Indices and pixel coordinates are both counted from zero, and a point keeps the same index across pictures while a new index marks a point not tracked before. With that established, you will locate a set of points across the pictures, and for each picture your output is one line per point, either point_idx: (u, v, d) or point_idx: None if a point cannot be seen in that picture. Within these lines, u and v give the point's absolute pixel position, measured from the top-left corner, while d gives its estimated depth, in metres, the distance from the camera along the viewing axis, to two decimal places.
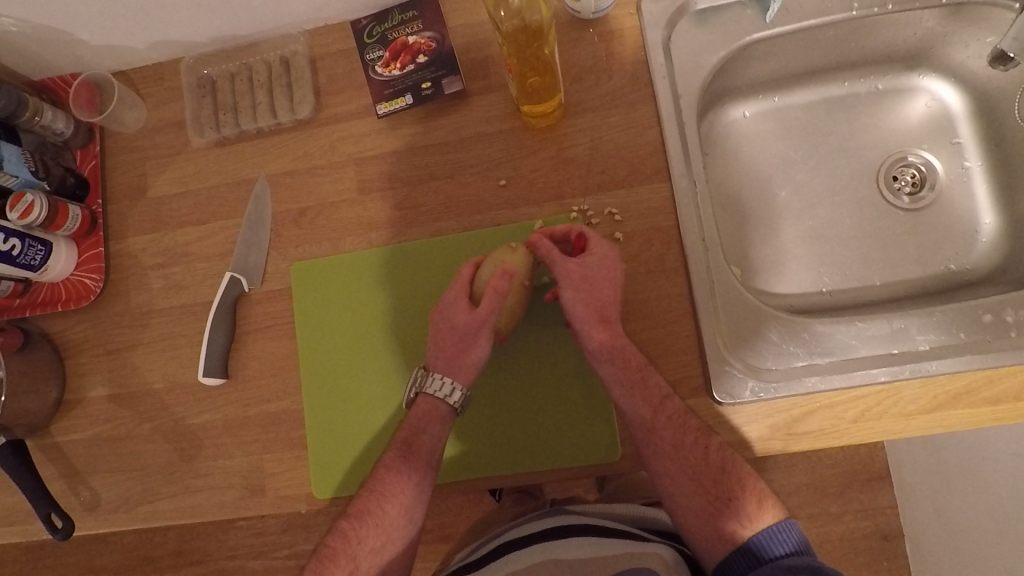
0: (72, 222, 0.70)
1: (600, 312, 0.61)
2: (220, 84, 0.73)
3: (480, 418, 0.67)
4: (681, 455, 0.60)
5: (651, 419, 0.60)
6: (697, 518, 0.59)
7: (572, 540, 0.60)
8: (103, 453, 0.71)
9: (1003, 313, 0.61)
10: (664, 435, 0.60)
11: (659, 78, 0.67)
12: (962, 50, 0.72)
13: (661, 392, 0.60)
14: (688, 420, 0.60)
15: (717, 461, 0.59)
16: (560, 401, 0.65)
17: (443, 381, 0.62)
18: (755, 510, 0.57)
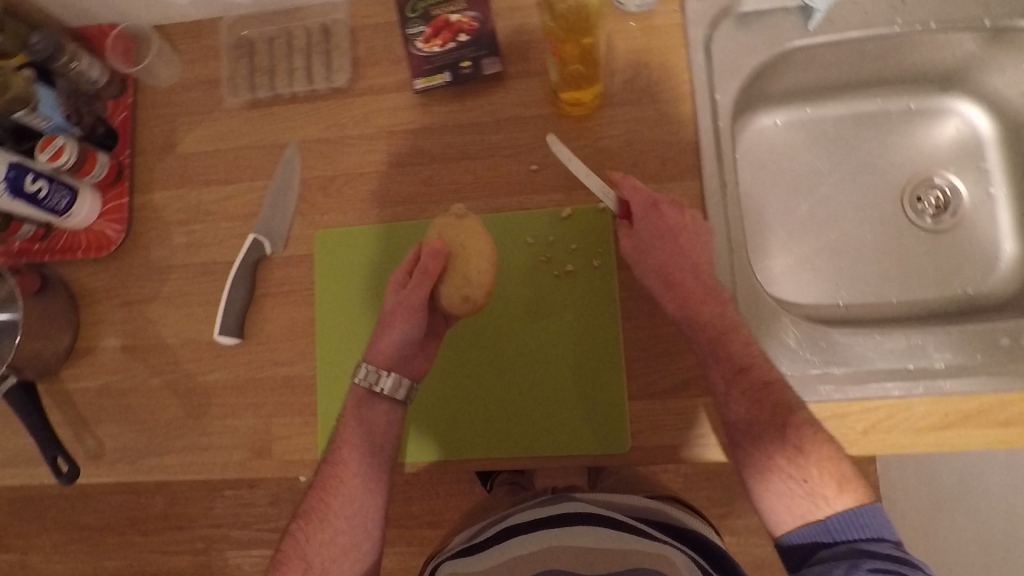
0: (100, 170, 0.71)
1: (664, 279, 0.61)
2: (258, 47, 0.72)
3: (487, 399, 0.68)
4: (755, 430, 0.56)
5: (721, 390, 0.58)
6: (772, 494, 0.55)
7: (575, 532, 0.60)
8: (111, 404, 0.71)
9: (1020, 338, 0.61)
10: (733, 404, 0.57)
11: (698, 77, 0.67)
12: (999, 76, 0.72)
13: (736, 363, 0.58)
14: (768, 395, 0.56)
15: (797, 441, 0.54)
16: (567, 391, 0.66)
17: (363, 369, 0.62)
18: (834, 492, 0.52)
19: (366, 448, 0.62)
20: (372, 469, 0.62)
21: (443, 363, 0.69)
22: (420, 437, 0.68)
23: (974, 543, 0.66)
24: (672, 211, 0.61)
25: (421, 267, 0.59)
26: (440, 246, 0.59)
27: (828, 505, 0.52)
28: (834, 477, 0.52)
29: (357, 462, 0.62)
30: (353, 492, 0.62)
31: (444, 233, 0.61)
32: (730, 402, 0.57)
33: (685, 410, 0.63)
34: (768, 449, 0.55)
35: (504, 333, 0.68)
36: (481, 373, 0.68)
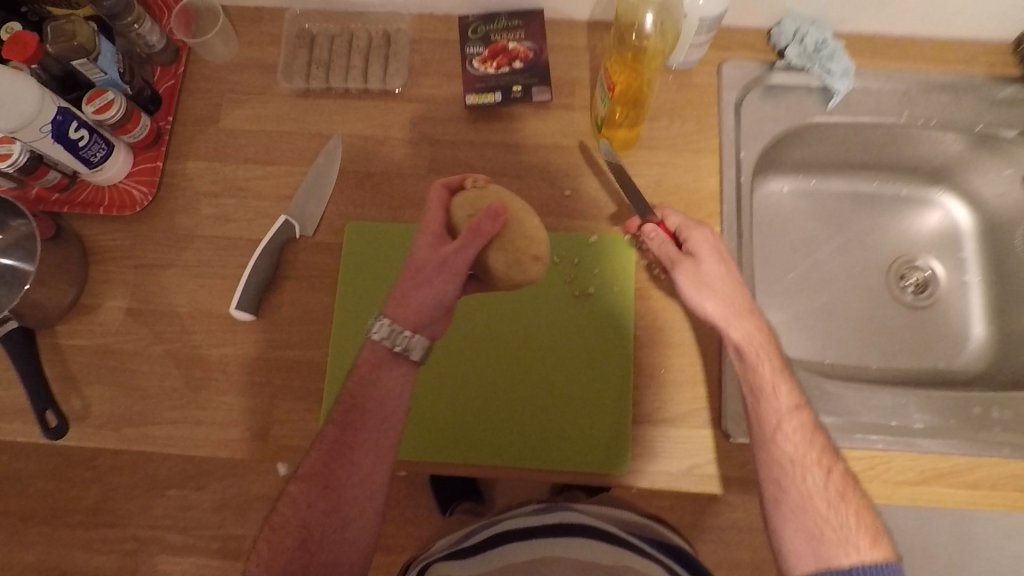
0: (140, 131, 0.70)
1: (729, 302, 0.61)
2: (319, 40, 0.75)
3: (490, 406, 0.69)
4: (801, 469, 0.57)
5: (777, 423, 0.58)
6: (801, 533, 0.55)
7: (574, 544, 0.62)
8: (105, 366, 0.68)
9: (990, 409, 0.67)
10: (786, 439, 0.58)
11: (726, 134, 0.73)
12: (981, 177, 0.81)
13: (791, 402, 0.59)
14: (817, 438, 0.58)
15: (838, 486, 0.56)
16: (572, 409, 0.68)
17: (383, 326, 0.57)
18: (867, 544, 0.53)
19: (379, 419, 0.58)
20: (382, 442, 0.58)
21: (452, 367, 0.70)
22: (418, 438, 0.68)
23: None
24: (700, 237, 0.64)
25: (475, 227, 0.54)
26: (501, 209, 0.55)
27: (858, 553, 0.53)
28: (868, 529, 0.54)
29: (368, 432, 0.57)
30: (361, 465, 0.57)
31: (470, 197, 0.59)
32: (785, 436, 0.57)
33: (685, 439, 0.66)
34: (810, 489, 0.56)
35: (517, 345, 0.70)
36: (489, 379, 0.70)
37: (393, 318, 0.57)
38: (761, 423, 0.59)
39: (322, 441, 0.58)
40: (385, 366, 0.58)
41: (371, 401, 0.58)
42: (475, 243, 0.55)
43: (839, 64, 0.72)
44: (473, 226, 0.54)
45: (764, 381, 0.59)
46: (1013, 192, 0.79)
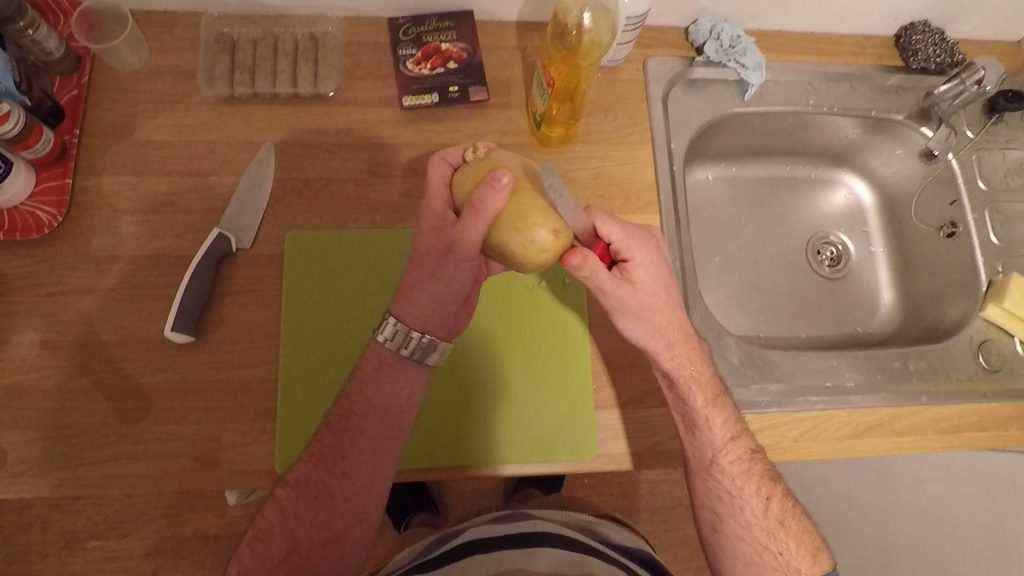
0: (43, 146, 0.64)
1: (663, 336, 0.61)
2: (241, 45, 0.72)
3: (455, 407, 0.68)
4: (741, 500, 0.63)
5: (713, 455, 0.63)
6: (740, 561, 0.62)
7: (539, 552, 0.59)
8: (21, 407, 0.62)
9: (908, 362, 0.74)
10: (723, 470, 0.63)
11: (657, 126, 0.76)
12: (877, 157, 0.90)
13: (728, 433, 0.64)
14: (754, 465, 0.63)
15: (778, 513, 0.62)
16: (533, 402, 0.69)
17: (390, 325, 0.58)
18: (807, 563, 0.61)
19: (379, 426, 0.59)
20: (376, 448, 0.59)
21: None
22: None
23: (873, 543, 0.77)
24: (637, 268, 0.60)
25: (479, 201, 0.53)
26: (508, 177, 0.53)
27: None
28: (807, 553, 0.61)
29: (365, 439, 0.58)
30: (349, 469, 0.58)
31: (472, 170, 0.59)
32: (721, 468, 0.63)
33: (645, 419, 0.68)
34: (751, 519, 0.62)
35: (476, 343, 0.70)
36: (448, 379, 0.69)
37: (401, 317, 0.59)
38: (697, 454, 0.64)
39: (318, 447, 0.58)
40: (387, 370, 0.60)
41: (370, 408, 0.59)
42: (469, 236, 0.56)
43: (752, 58, 0.78)
44: (476, 199, 0.54)
45: (698, 412, 0.63)
46: (904, 169, 0.87)
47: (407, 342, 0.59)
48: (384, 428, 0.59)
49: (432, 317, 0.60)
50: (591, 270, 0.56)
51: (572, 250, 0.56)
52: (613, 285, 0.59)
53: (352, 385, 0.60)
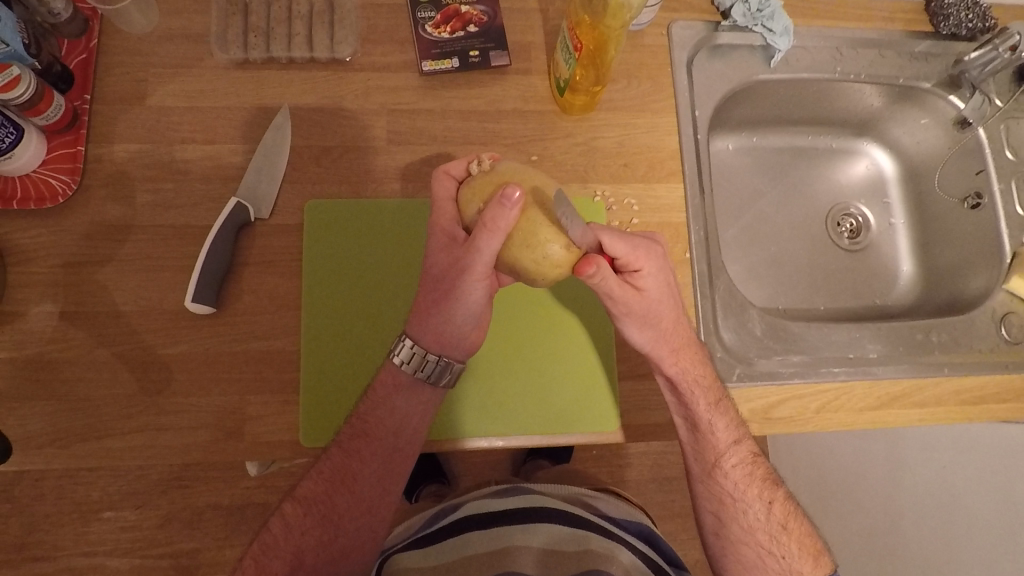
0: (55, 112, 0.63)
1: (668, 341, 0.61)
2: (255, 6, 0.69)
3: (479, 382, 0.67)
4: (743, 505, 0.64)
5: (716, 459, 0.64)
6: (741, 565, 0.63)
7: (536, 530, 0.62)
8: (40, 379, 0.61)
9: (930, 334, 0.74)
10: (725, 474, 0.64)
11: (682, 93, 0.75)
12: (901, 127, 0.88)
13: (731, 436, 0.64)
14: (756, 470, 0.65)
15: (779, 518, 0.63)
16: (552, 377, 0.68)
17: (403, 345, 0.59)
18: (808, 566, 0.62)
19: (386, 444, 0.61)
20: (384, 461, 0.61)
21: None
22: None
23: None
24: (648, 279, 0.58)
25: (490, 222, 0.50)
26: (519, 196, 0.48)
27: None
28: (810, 556, 0.62)
29: (372, 456, 0.60)
30: (356, 485, 0.60)
31: (477, 185, 0.56)
32: (724, 473, 0.64)
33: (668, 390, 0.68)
34: (753, 523, 0.63)
35: (498, 317, 0.69)
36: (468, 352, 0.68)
37: (416, 340, 0.59)
38: (701, 459, 0.65)
39: (327, 465, 0.59)
40: (400, 390, 0.61)
41: (379, 426, 0.60)
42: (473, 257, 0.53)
43: (779, 22, 0.76)
44: (486, 219, 0.50)
45: (701, 417, 0.63)
46: (929, 139, 0.86)
47: (422, 364, 0.59)
48: (393, 439, 0.61)
49: (447, 340, 0.59)
50: (602, 277, 0.55)
51: (585, 258, 0.54)
52: (619, 291, 0.57)
53: (360, 404, 0.61)
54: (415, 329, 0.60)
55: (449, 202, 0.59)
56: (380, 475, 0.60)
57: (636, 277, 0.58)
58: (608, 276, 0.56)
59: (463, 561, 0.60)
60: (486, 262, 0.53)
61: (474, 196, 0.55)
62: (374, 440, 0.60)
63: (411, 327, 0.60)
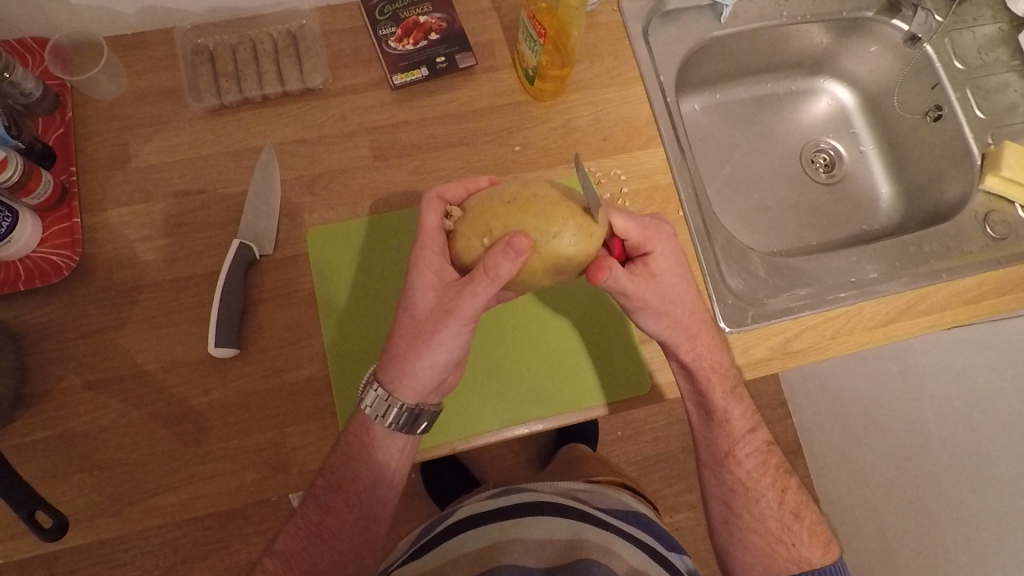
0: (45, 189, 0.63)
1: (683, 328, 0.61)
2: (220, 53, 0.71)
3: (515, 369, 0.70)
4: (757, 493, 0.65)
5: (730, 447, 0.65)
6: (752, 552, 0.64)
7: (530, 523, 0.62)
8: (78, 453, 0.61)
9: (921, 246, 0.77)
10: (738, 462, 0.65)
11: (644, 63, 0.77)
12: (853, 58, 0.92)
13: (745, 425, 0.66)
14: (769, 459, 0.66)
15: (792, 506, 0.65)
16: (565, 357, 0.71)
17: (373, 393, 0.56)
18: (819, 552, 0.63)
19: (360, 495, 0.59)
20: (359, 515, 0.59)
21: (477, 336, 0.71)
22: (454, 422, 0.68)
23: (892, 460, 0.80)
24: (660, 260, 0.59)
25: (493, 269, 0.49)
26: (525, 245, 0.49)
27: (809, 565, 0.63)
28: (818, 543, 0.64)
29: (347, 509, 0.59)
30: (328, 539, 0.58)
31: (472, 223, 0.55)
32: (737, 462, 0.65)
33: None
34: (764, 511, 0.64)
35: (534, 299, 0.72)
36: (481, 352, 0.70)
37: (379, 386, 0.56)
38: (714, 445, 0.66)
39: (304, 519, 0.59)
40: (375, 442, 0.59)
41: (356, 479, 0.59)
42: (486, 290, 0.51)
43: None
44: (487, 265, 0.49)
45: (717, 406, 0.65)
46: (882, 65, 0.90)
47: (386, 412, 0.57)
48: (361, 488, 0.59)
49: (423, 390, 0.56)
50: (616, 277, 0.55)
51: (596, 263, 0.53)
52: (636, 283, 0.57)
53: (333, 459, 0.60)
54: (383, 375, 0.57)
55: (439, 234, 0.57)
56: (355, 522, 0.59)
57: (648, 263, 0.59)
58: (620, 275, 0.55)
59: (454, 560, 0.60)
60: (477, 307, 0.52)
61: (467, 235, 0.55)
62: (333, 496, 0.59)
63: (381, 374, 0.57)
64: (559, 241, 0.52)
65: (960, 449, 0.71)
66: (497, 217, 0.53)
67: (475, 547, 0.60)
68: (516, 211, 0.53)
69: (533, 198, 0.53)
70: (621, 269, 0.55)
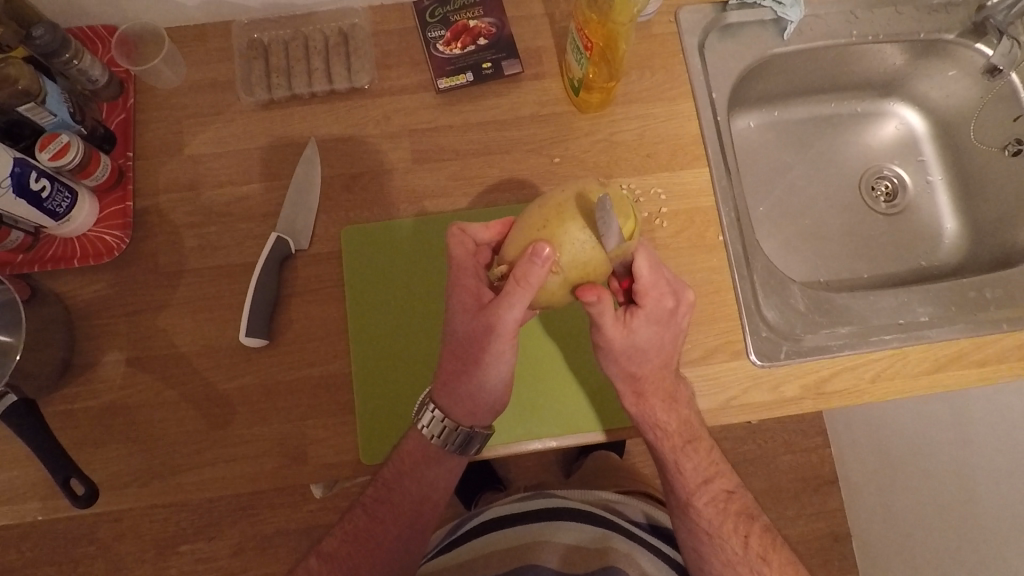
0: (103, 172, 0.67)
1: (634, 385, 0.60)
2: (274, 49, 0.73)
3: (529, 395, 0.69)
4: (720, 540, 0.61)
5: (688, 497, 0.63)
6: None
7: (561, 527, 0.62)
8: (115, 424, 0.64)
9: (983, 291, 0.72)
10: (698, 512, 0.62)
11: (697, 78, 0.75)
12: (927, 81, 0.86)
13: (700, 476, 0.63)
14: (729, 506, 0.63)
15: (758, 550, 0.61)
16: (588, 373, 0.69)
17: (429, 414, 0.59)
18: None
19: (397, 502, 0.61)
20: (404, 519, 0.62)
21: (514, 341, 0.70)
22: None
23: (957, 500, 0.82)
24: (644, 330, 0.57)
25: (519, 275, 0.49)
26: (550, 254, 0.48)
27: None
28: None
29: (387, 514, 0.61)
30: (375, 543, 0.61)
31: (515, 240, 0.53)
32: (696, 511, 0.62)
33: (719, 372, 0.67)
34: (731, 558, 0.61)
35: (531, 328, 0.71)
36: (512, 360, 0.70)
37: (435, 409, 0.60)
38: (673, 494, 0.63)
39: (352, 524, 0.62)
40: (431, 458, 0.61)
41: (398, 489, 0.61)
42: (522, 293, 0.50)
43: None
44: (518, 274, 0.49)
45: (667, 458, 0.62)
46: (960, 91, 0.83)
47: (443, 432, 0.60)
48: (390, 493, 0.61)
49: (468, 409, 0.60)
50: (600, 310, 0.54)
51: (591, 284, 0.53)
52: (613, 326, 0.56)
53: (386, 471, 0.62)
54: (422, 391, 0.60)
55: (471, 259, 0.57)
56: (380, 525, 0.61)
57: (632, 316, 0.56)
58: (605, 308, 0.54)
59: (486, 556, 0.61)
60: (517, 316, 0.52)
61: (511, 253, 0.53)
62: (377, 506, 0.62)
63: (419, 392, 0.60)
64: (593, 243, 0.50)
65: (1013, 500, 0.73)
66: (529, 237, 0.51)
67: (509, 546, 0.61)
68: (543, 219, 0.50)
69: (560, 205, 0.50)
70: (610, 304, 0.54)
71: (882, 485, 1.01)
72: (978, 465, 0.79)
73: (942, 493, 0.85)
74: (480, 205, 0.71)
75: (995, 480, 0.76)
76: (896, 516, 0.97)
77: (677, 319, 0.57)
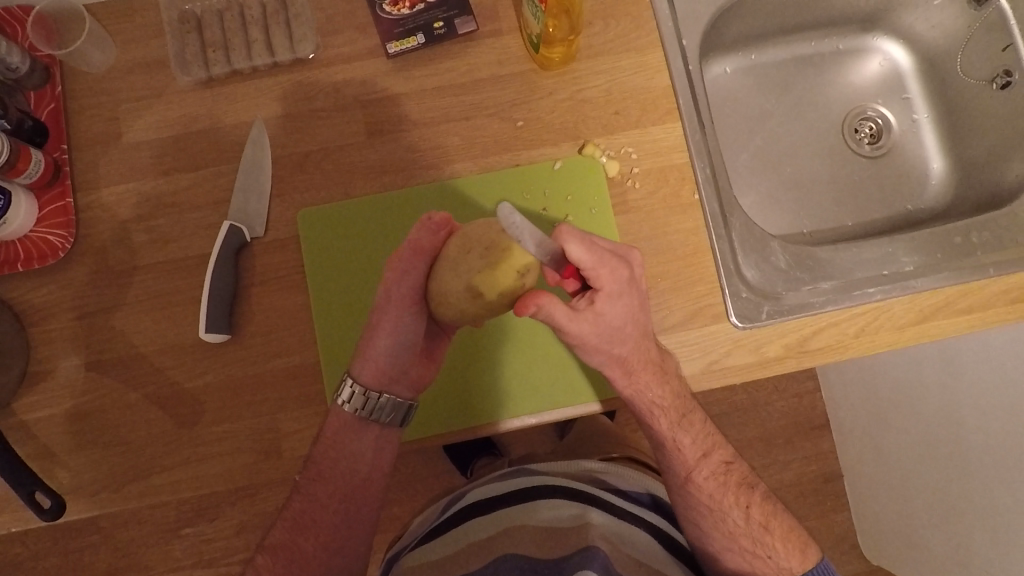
0: (35, 169, 0.62)
1: (624, 367, 0.56)
2: (208, 20, 0.67)
3: (523, 368, 0.67)
4: (723, 512, 0.62)
5: (688, 474, 0.62)
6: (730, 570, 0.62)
7: (538, 508, 0.60)
8: (80, 430, 0.63)
9: (969, 236, 0.69)
10: (698, 487, 0.62)
11: (665, 25, 0.70)
12: (913, 12, 0.81)
13: (699, 450, 0.63)
14: (729, 478, 0.63)
15: (760, 518, 0.62)
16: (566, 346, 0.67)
17: (349, 389, 0.56)
18: (797, 559, 0.61)
19: (365, 491, 0.59)
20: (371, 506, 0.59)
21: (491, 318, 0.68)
22: (457, 409, 0.67)
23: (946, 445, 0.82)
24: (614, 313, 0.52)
25: (415, 244, 0.53)
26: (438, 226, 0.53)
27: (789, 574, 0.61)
28: (795, 549, 0.62)
29: (337, 495, 0.58)
30: (341, 539, 0.58)
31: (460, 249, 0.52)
32: (697, 486, 0.62)
33: (697, 337, 0.65)
34: (734, 530, 0.61)
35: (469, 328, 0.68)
36: (491, 334, 0.68)
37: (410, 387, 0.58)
38: (671, 474, 0.63)
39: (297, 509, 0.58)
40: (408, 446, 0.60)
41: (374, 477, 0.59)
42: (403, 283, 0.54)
43: None
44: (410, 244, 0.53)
45: (664, 436, 0.62)
46: (947, 22, 0.79)
47: (367, 405, 0.56)
48: (357, 478, 0.58)
49: None
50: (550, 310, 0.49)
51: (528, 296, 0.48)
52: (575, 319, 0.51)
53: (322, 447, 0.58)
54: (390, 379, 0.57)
55: None
56: (346, 515, 0.58)
57: (594, 299, 0.51)
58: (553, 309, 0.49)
59: (462, 549, 0.58)
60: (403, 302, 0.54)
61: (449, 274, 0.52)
62: (338, 493, 0.58)
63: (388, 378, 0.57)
64: (462, 280, 0.50)
65: (995, 437, 0.73)
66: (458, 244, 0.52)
67: (485, 536, 0.58)
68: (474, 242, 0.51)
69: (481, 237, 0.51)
70: (555, 306, 0.49)
71: (871, 430, 1.01)
72: (964, 409, 0.78)
73: (932, 436, 0.85)
74: (441, 177, 0.68)
75: (981, 421, 0.75)
76: (885, 459, 0.98)
77: (640, 283, 0.53)
